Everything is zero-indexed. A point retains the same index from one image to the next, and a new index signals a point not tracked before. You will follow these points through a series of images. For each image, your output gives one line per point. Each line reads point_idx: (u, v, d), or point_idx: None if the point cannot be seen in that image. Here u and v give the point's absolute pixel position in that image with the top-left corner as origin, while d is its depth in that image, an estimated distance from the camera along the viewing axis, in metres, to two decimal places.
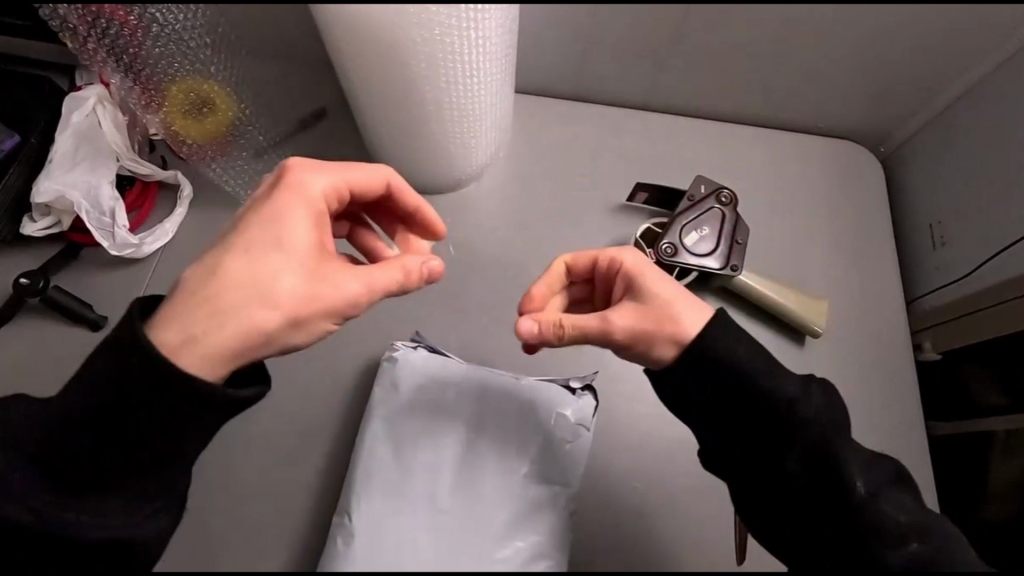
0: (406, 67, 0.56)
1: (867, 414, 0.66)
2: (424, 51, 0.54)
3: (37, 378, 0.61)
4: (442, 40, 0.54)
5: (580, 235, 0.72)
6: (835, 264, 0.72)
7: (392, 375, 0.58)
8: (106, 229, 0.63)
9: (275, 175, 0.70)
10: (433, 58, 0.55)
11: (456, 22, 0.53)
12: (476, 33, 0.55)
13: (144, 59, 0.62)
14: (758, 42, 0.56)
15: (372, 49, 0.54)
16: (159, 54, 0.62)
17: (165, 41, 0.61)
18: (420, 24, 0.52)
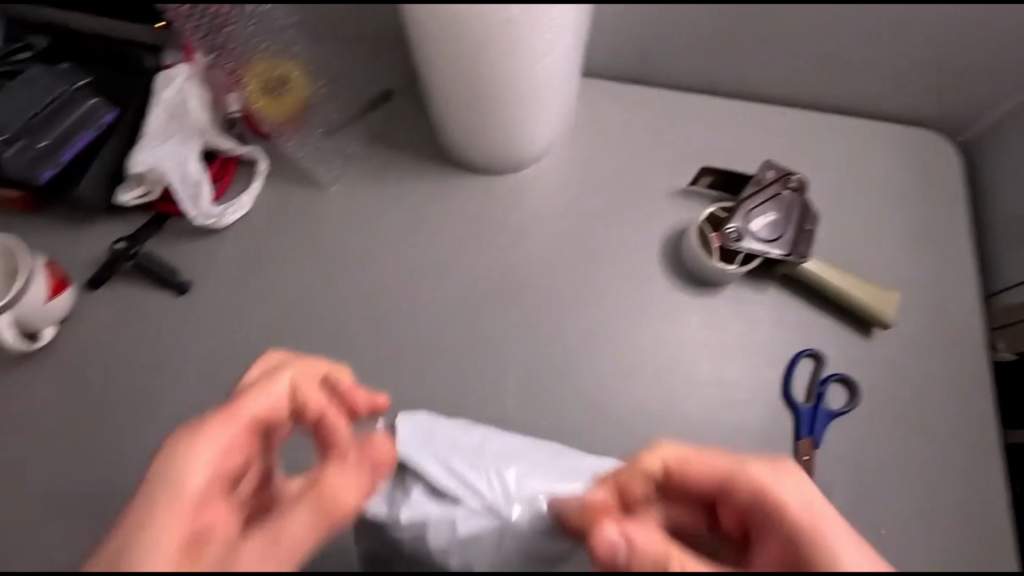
0: (480, 51, 0.57)
1: (933, 412, 0.64)
2: (503, 34, 0.55)
3: (128, 338, 0.66)
4: (522, 23, 0.54)
5: (640, 219, 0.72)
6: (905, 256, 0.69)
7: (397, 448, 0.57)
8: (191, 200, 0.67)
9: (346, 153, 0.74)
10: (509, 42, 0.56)
11: (538, 5, 0.53)
12: (554, 15, 0.55)
13: (231, 37, 0.64)
14: (843, 29, 0.54)
15: (449, 33, 0.55)
16: (247, 33, 0.63)
17: (255, 22, 0.61)
18: (502, 6, 0.52)
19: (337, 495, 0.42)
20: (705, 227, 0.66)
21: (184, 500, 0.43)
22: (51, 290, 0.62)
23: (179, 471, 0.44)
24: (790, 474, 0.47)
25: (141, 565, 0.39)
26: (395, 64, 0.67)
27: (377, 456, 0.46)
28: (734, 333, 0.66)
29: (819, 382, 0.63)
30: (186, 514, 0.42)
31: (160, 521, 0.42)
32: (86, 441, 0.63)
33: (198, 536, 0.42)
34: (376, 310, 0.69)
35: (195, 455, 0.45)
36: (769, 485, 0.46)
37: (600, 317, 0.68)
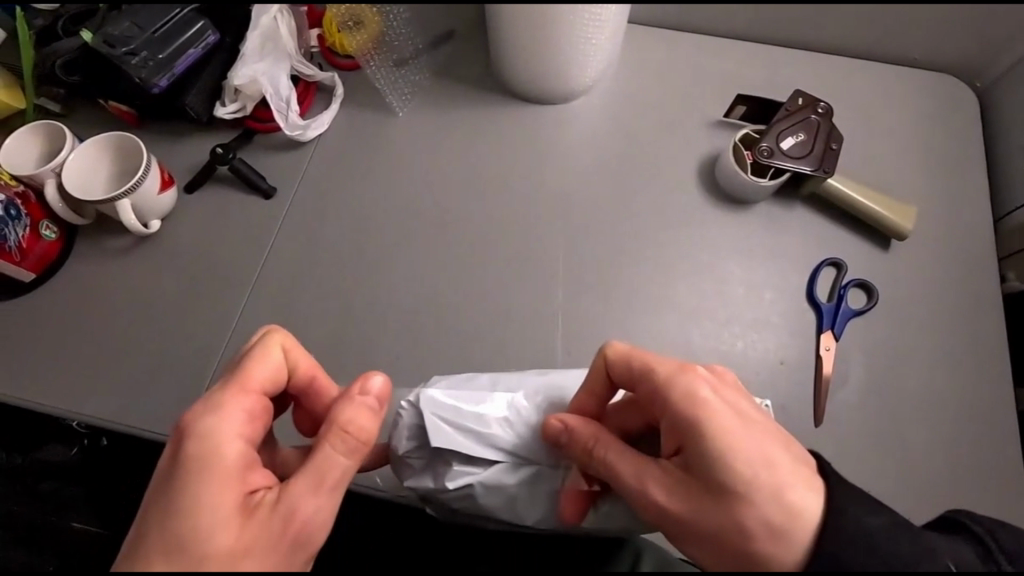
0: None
1: (946, 319, 0.69)
2: None
3: (220, 235, 0.75)
4: None
5: (677, 146, 0.79)
6: (921, 185, 0.75)
7: (417, 418, 0.57)
8: (282, 113, 0.76)
9: (413, 83, 0.82)
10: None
11: None
12: None
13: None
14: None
15: None
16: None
17: None
18: None
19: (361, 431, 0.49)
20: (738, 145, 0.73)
21: (252, 392, 0.50)
22: (161, 185, 0.71)
23: (248, 371, 0.50)
24: (689, 372, 0.51)
25: (227, 434, 0.47)
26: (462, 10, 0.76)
27: (382, 391, 0.51)
28: (763, 245, 0.73)
29: (841, 286, 0.70)
30: (257, 399, 0.50)
31: (231, 403, 0.48)
32: (185, 320, 0.71)
33: (258, 415, 0.49)
34: (436, 220, 0.76)
35: (266, 356, 0.52)
36: (669, 379, 0.51)
37: (640, 229, 0.75)
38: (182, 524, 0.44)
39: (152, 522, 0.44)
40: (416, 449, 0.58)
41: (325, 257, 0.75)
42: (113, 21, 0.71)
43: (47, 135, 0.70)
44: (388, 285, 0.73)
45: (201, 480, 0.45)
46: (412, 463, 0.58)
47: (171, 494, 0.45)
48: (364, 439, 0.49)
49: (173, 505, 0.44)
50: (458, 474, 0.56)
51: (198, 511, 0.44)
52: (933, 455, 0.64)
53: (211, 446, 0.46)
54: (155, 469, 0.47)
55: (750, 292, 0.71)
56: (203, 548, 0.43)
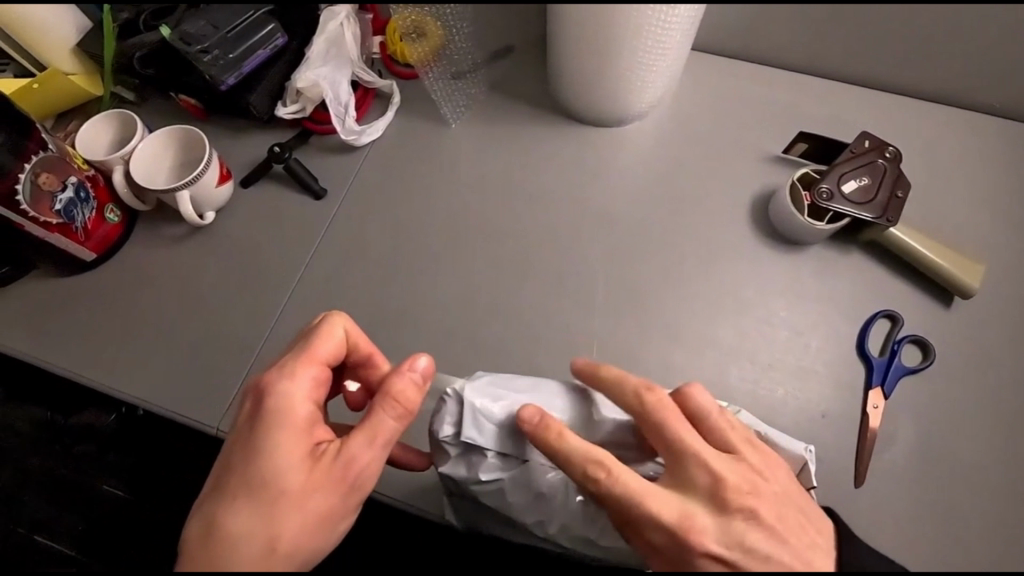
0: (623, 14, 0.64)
1: (1008, 385, 0.65)
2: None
3: (270, 231, 0.77)
4: None
5: (730, 179, 0.77)
6: (993, 241, 0.71)
7: (459, 408, 0.54)
8: (340, 117, 0.77)
9: (469, 96, 0.83)
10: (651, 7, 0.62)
11: None
12: None
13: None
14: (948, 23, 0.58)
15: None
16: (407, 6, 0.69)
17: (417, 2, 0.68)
18: None
19: (410, 399, 0.49)
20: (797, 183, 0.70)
21: (318, 363, 0.50)
22: (219, 179, 0.74)
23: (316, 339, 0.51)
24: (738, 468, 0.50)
25: (297, 395, 0.48)
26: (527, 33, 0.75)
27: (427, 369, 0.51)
28: (813, 289, 0.70)
29: (895, 341, 0.66)
30: (324, 366, 0.51)
31: (301, 371, 0.49)
32: (229, 310, 0.73)
33: (325, 383, 0.50)
34: (478, 234, 0.76)
35: (329, 334, 0.52)
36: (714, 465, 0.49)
37: (685, 261, 0.73)
38: (258, 475, 0.46)
39: (230, 468, 0.47)
40: (453, 438, 0.54)
41: (368, 261, 0.76)
42: (190, 19, 0.74)
43: (119, 124, 0.74)
44: (426, 294, 0.74)
45: (274, 433, 0.47)
46: (447, 450, 0.54)
47: (248, 448, 0.47)
48: (412, 408, 0.49)
49: (250, 457, 0.46)
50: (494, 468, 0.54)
51: (271, 462, 0.46)
52: (983, 532, 0.60)
53: (284, 409, 0.48)
54: (235, 426, 0.49)
55: (797, 338, 0.68)
56: (274, 497, 0.45)
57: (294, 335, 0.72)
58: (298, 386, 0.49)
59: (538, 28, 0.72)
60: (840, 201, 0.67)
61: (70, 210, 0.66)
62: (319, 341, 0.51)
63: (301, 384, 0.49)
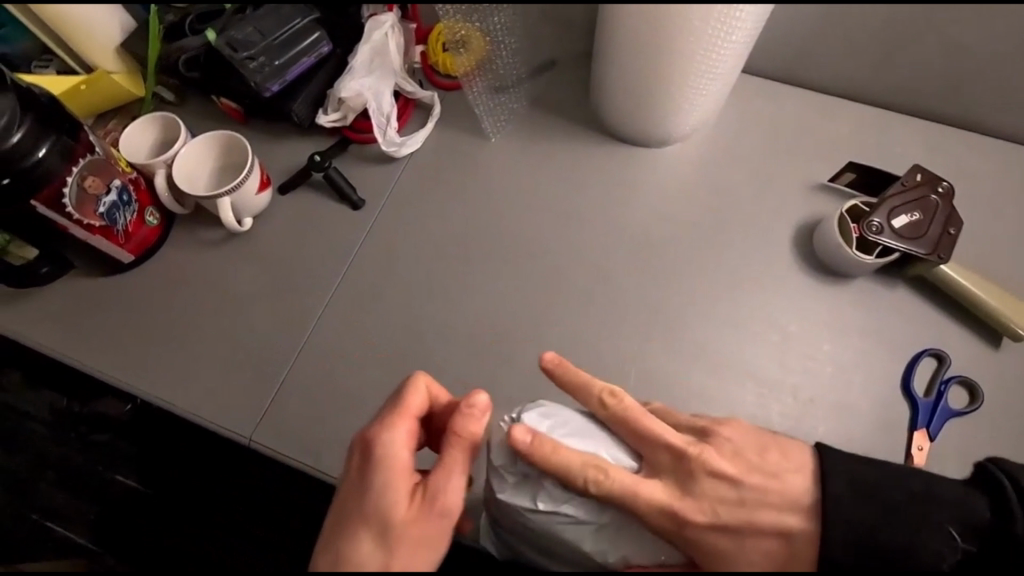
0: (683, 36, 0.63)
1: None
2: (697, 21, 0.61)
3: (307, 240, 0.77)
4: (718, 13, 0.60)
5: (773, 204, 0.76)
6: None
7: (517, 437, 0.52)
8: (381, 128, 0.77)
9: (509, 110, 0.82)
10: (713, 29, 0.61)
11: None
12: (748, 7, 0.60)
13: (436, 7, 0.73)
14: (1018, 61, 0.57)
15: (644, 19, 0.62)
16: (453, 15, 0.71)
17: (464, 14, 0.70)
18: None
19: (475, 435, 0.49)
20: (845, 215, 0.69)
21: (409, 417, 0.50)
22: (259, 186, 0.73)
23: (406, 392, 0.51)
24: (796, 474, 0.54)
25: (394, 443, 0.49)
26: (571, 48, 0.76)
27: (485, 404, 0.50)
28: (857, 324, 0.69)
29: (941, 382, 0.65)
30: (416, 418, 0.51)
31: (394, 425, 0.50)
32: (264, 319, 0.73)
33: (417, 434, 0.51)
34: (515, 250, 0.76)
35: (416, 386, 0.52)
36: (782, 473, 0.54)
37: (725, 287, 0.72)
38: (371, 515, 0.47)
39: (342, 522, 0.48)
40: (512, 466, 0.52)
41: (404, 275, 0.75)
42: (237, 25, 0.74)
43: (162, 127, 0.74)
44: (461, 309, 0.73)
45: (381, 483, 0.47)
46: (505, 478, 0.52)
47: (361, 492, 0.48)
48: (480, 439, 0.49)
49: (363, 501, 0.47)
50: (553, 499, 0.51)
51: (382, 504, 0.47)
52: None
53: (384, 457, 0.48)
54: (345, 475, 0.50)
55: (839, 372, 0.67)
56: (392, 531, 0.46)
57: (328, 345, 0.71)
58: (395, 439, 0.49)
59: (583, 44, 0.74)
60: (892, 238, 0.66)
61: (113, 214, 0.66)
62: (407, 393, 0.51)
63: (398, 436, 0.49)
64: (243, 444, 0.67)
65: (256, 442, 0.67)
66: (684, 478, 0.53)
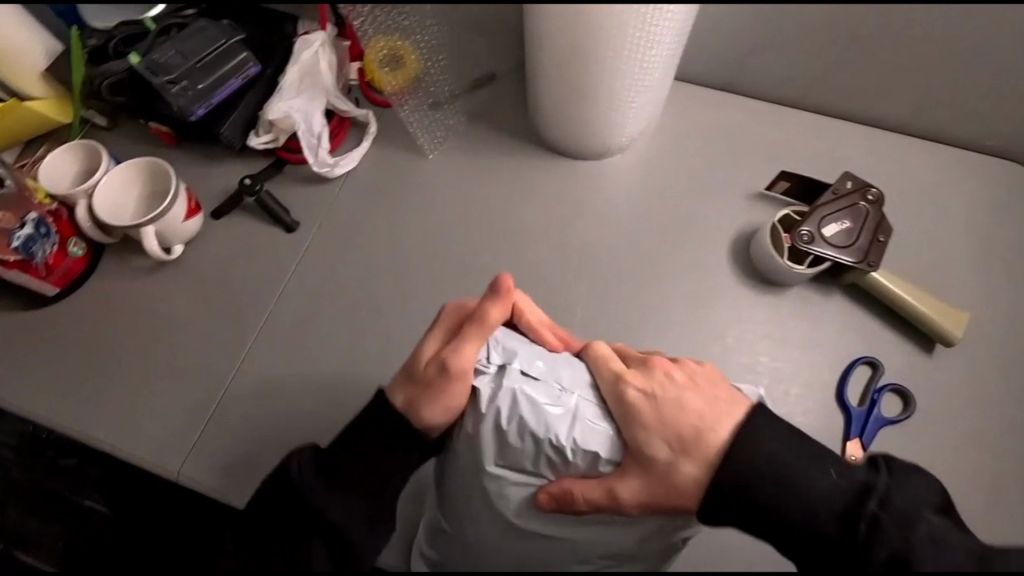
0: (607, 37, 0.62)
1: (989, 435, 0.64)
2: (616, 29, 0.60)
3: (240, 266, 0.75)
4: (636, 21, 0.59)
5: (711, 214, 0.75)
6: (977, 285, 0.70)
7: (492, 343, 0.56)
8: (312, 149, 0.75)
9: (447, 126, 0.80)
10: (635, 27, 0.61)
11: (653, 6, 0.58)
12: (666, 14, 0.60)
13: (367, 20, 0.74)
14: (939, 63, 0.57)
15: (565, 28, 0.61)
16: (384, 22, 0.72)
17: (393, 22, 0.71)
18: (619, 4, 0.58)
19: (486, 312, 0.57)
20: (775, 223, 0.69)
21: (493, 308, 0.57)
22: (187, 213, 0.72)
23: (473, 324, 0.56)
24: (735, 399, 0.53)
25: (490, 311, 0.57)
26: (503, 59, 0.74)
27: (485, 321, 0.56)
28: (794, 333, 0.68)
29: (874, 390, 0.65)
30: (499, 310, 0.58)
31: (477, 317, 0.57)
32: (196, 348, 0.71)
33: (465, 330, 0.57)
34: (455, 267, 0.75)
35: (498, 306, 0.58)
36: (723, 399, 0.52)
37: (664, 299, 0.72)
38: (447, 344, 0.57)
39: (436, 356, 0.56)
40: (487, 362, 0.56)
41: (339, 300, 0.73)
42: (160, 47, 0.72)
43: (84, 155, 0.72)
44: (399, 330, 0.72)
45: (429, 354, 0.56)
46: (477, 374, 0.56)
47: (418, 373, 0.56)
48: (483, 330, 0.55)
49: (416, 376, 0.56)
50: (511, 394, 0.53)
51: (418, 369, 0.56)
52: None
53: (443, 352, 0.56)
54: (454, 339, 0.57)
55: (776, 383, 0.67)
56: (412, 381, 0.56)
57: (262, 373, 0.70)
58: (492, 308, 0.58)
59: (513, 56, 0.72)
60: (823, 245, 0.66)
61: (30, 246, 0.64)
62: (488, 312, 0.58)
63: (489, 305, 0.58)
64: (172, 477, 0.65)
65: (184, 475, 0.65)
66: (648, 371, 0.56)
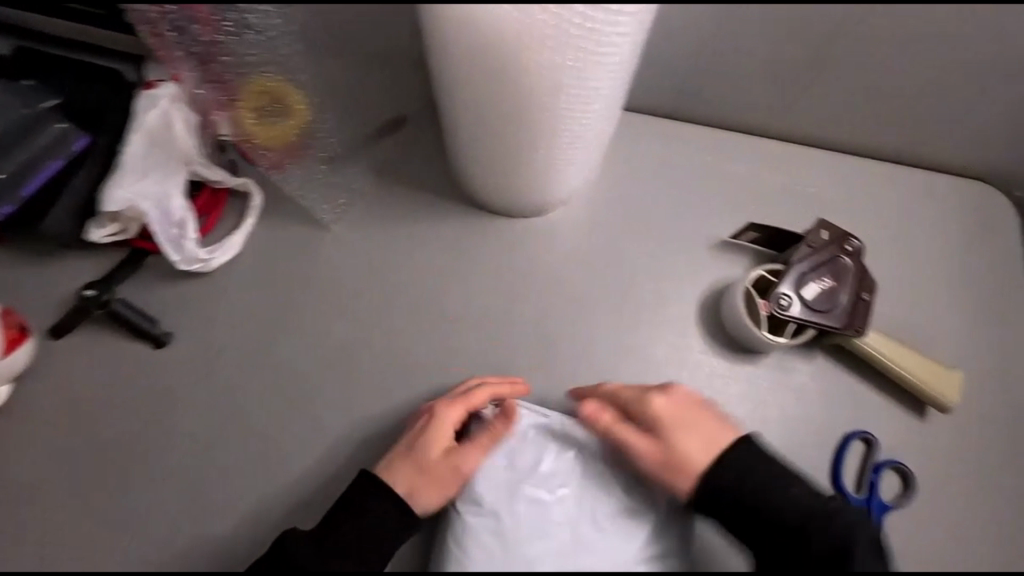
0: (546, 91, 0.49)
1: (998, 504, 0.58)
2: (551, 79, 0.48)
3: (98, 400, 0.58)
4: (574, 69, 0.48)
5: (675, 272, 0.65)
6: (958, 328, 0.64)
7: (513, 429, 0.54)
8: (175, 242, 0.59)
9: (352, 189, 0.66)
10: (578, 80, 0.49)
11: (596, 50, 0.47)
12: (611, 61, 0.48)
13: (231, 60, 0.57)
14: None
15: (486, 73, 0.48)
16: (253, 56, 0.57)
17: (263, 53, 0.56)
18: (556, 49, 0.46)
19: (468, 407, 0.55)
20: (746, 285, 0.59)
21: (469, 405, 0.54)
22: (7, 345, 0.54)
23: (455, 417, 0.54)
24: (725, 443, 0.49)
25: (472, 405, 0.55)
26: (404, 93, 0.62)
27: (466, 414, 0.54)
28: (779, 409, 0.60)
29: (871, 470, 0.57)
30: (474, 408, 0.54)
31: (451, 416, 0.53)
32: (42, 519, 0.54)
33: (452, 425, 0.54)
34: (380, 369, 0.61)
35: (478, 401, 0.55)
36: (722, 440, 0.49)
37: (632, 381, 0.62)
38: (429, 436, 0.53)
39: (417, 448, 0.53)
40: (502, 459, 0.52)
41: (234, 430, 0.57)
42: None
43: None
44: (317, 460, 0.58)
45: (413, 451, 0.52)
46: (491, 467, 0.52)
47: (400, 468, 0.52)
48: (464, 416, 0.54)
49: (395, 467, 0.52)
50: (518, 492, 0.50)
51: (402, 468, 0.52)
52: None
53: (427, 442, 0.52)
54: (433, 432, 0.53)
55: None
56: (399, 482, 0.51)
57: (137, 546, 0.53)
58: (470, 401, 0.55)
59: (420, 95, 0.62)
60: (808, 313, 0.57)
61: None
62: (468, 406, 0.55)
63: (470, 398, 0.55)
64: None
65: None
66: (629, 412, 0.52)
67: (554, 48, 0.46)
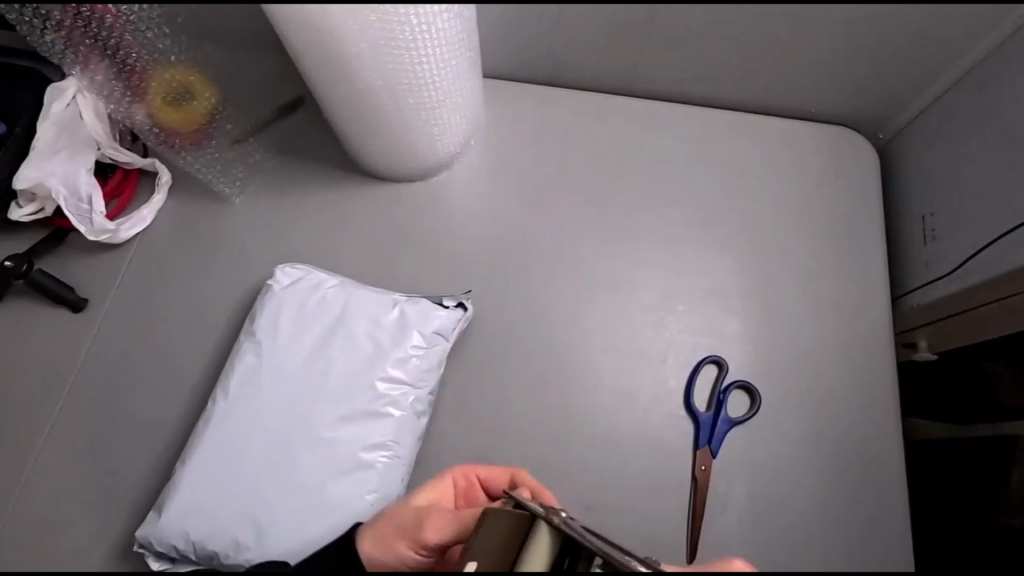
0: (368, 51, 0.55)
1: (839, 414, 0.64)
2: (364, 39, 0.53)
3: (20, 362, 0.65)
4: (382, 29, 0.53)
5: (551, 222, 0.71)
6: (812, 261, 0.70)
7: (287, 285, 0.63)
8: (84, 215, 0.66)
9: (250, 162, 0.72)
10: (388, 40, 0.54)
11: (393, 11, 0.52)
12: (416, 19, 0.53)
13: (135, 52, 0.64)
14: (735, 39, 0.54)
15: (317, 47, 0.54)
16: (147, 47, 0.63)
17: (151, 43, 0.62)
18: (354, 13, 0.51)
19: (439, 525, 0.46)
20: None
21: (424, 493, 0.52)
22: None
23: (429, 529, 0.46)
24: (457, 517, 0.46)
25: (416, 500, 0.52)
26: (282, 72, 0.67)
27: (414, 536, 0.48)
28: (641, 340, 0.66)
29: (720, 390, 0.64)
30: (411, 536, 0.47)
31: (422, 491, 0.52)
32: None
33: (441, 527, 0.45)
34: None
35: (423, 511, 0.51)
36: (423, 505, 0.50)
37: (508, 321, 0.67)
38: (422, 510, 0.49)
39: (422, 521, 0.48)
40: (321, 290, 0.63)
41: (140, 382, 0.63)
42: None
43: None
44: None
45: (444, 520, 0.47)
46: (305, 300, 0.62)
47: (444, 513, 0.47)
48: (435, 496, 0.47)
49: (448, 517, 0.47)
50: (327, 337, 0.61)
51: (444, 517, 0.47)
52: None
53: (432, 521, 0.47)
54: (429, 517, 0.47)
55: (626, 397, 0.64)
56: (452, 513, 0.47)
57: (55, 486, 0.60)
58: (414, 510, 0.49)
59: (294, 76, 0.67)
60: None
61: None
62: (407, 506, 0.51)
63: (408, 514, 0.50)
64: None
65: None
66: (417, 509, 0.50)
67: (352, 12, 0.51)
